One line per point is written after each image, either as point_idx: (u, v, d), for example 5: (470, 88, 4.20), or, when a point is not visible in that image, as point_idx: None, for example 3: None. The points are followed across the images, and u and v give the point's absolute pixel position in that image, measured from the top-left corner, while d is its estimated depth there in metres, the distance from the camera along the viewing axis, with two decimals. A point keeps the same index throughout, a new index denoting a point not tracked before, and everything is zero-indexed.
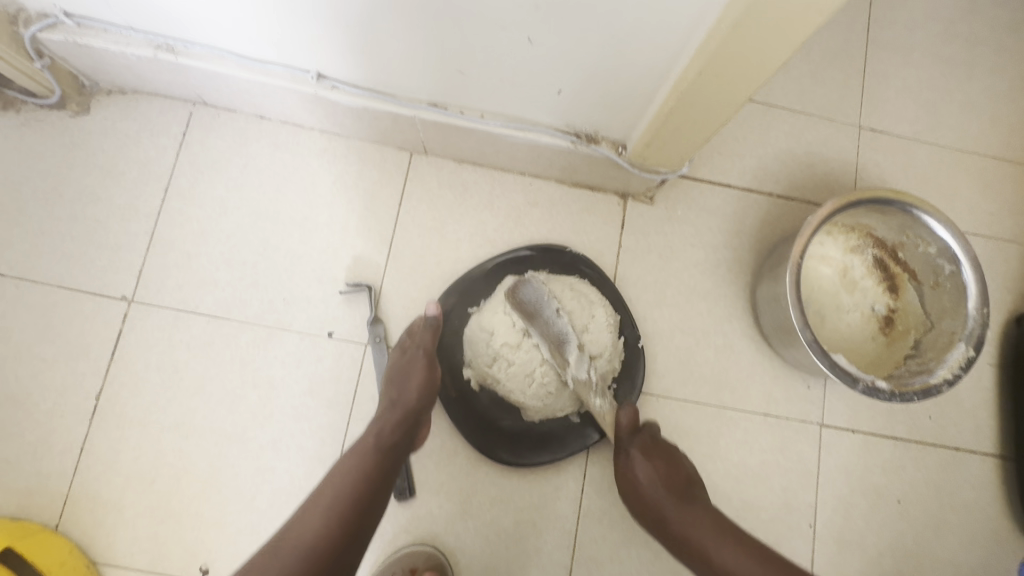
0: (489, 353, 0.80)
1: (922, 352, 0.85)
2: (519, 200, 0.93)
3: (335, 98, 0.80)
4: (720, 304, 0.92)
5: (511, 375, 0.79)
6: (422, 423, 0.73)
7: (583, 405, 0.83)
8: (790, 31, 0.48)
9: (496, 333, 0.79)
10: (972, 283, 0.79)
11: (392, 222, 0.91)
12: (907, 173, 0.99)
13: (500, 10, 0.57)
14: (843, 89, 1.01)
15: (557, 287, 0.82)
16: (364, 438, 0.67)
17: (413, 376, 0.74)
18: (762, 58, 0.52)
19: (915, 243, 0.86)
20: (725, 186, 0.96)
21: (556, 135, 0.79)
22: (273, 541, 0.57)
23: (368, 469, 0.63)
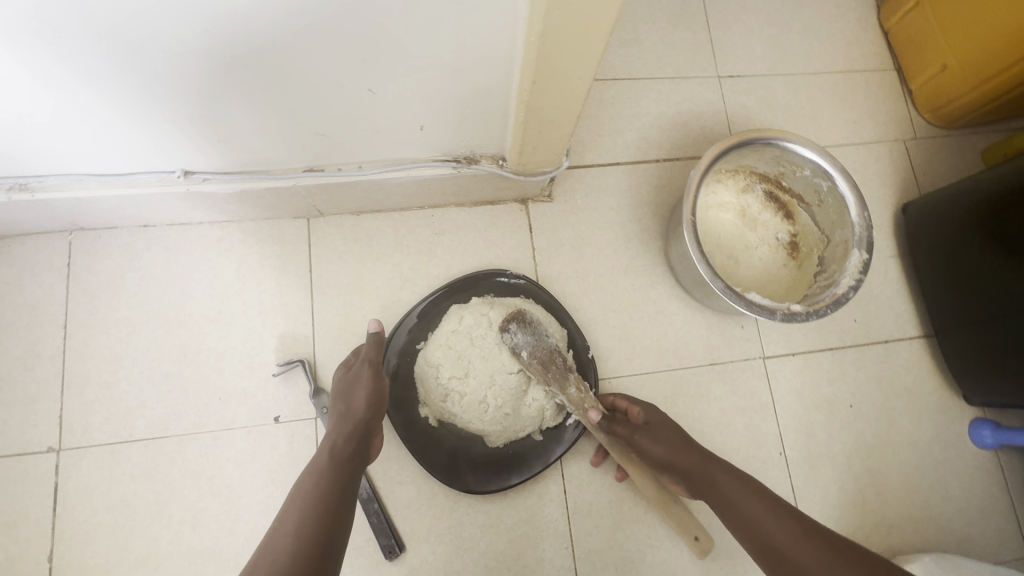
0: (439, 390, 0.82)
1: (827, 266, 0.91)
2: (426, 233, 0.94)
3: (210, 190, 0.78)
4: (641, 275, 0.96)
5: (466, 407, 0.81)
6: (377, 430, 0.73)
7: (545, 423, 0.84)
8: (590, 27, 0.51)
9: (442, 368, 0.81)
10: (849, 194, 0.85)
11: (308, 290, 0.90)
12: (772, 107, 1.06)
13: (332, 70, 0.58)
14: (694, 47, 1.07)
15: (498, 307, 0.85)
16: (320, 454, 0.68)
17: (360, 387, 0.74)
18: (587, 38, 0.53)
19: (790, 170, 0.92)
20: (614, 165, 1.00)
21: (438, 165, 0.80)
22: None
23: (329, 484, 0.65)
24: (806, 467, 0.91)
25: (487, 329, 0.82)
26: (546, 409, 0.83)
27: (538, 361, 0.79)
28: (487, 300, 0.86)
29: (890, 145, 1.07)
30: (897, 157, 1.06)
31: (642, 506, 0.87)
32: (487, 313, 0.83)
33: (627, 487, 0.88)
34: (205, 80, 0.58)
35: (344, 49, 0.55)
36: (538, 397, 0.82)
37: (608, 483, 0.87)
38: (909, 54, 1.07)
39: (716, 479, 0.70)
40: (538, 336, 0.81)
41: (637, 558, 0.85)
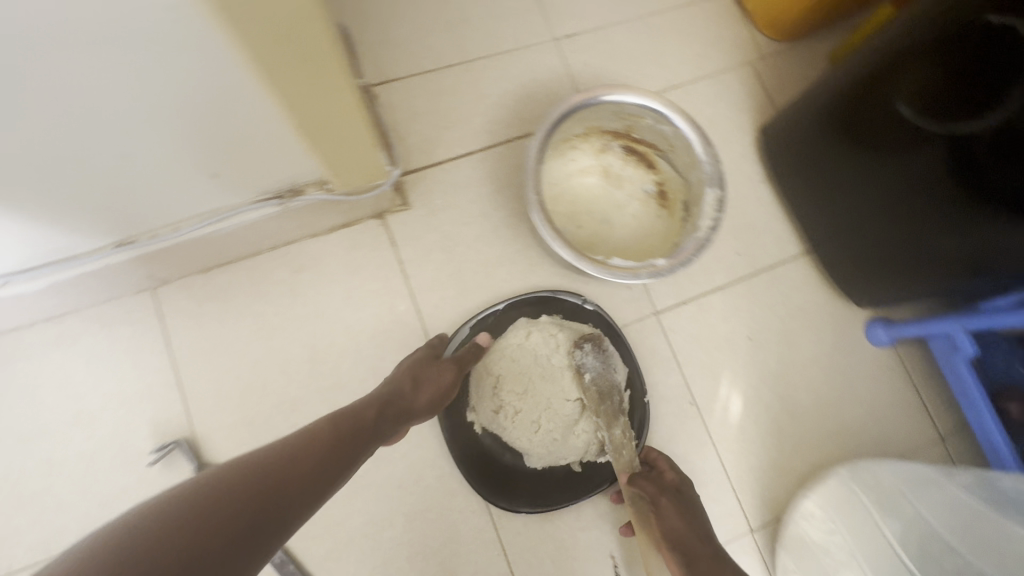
0: (495, 401, 0.83)
1: (691, 209, 0.89)
2: (284, 273, 0.88)
3: (16, 291, 0.72)
4: (518, 260, 0.93)
5: (516, 424, 0.82)
6: (397, 429, 0.67)
7: (586, 456, 0.84)
8: (308, 54, 0.46)
9: (503, 376, 0.83)
10: (692, 134, 0.84)
11: (171, 364, 0.85)
12: (615, 58, 1.03)
13: (60, 150, 0.52)
14: (523, 14, 1.03)
15: (557, 328, 0.85)
16: (365, 412, 0.63)
17: (429, 384, 0.73)
18: (318, 71, 0.49)
19: (637, 120, 0.88)
20: (467, 154, 0.96)
21: (258, 205, 0.75)
22: (203, 474, 0.48)
23: (335, 443, 0.57)
24: (718, 409, 0.91)
25: (551, 351, 0.84)
26: (591, 442, 0.83)
27: (597, 389, 0.80)
28: (556, 321, 0.87)
29: (739, 69, 1.05)
30: (749, 80, 1.05)
31: None
32: (555, 333, 0.85)
33: None
34: None
35: (65, 126, 0.49)
36: (586, 429, 0.82)
37: None
38: None
39: (709, 562, 0.65)
40: (607, 363, 0.82)
41: (570, 544, 0.85)
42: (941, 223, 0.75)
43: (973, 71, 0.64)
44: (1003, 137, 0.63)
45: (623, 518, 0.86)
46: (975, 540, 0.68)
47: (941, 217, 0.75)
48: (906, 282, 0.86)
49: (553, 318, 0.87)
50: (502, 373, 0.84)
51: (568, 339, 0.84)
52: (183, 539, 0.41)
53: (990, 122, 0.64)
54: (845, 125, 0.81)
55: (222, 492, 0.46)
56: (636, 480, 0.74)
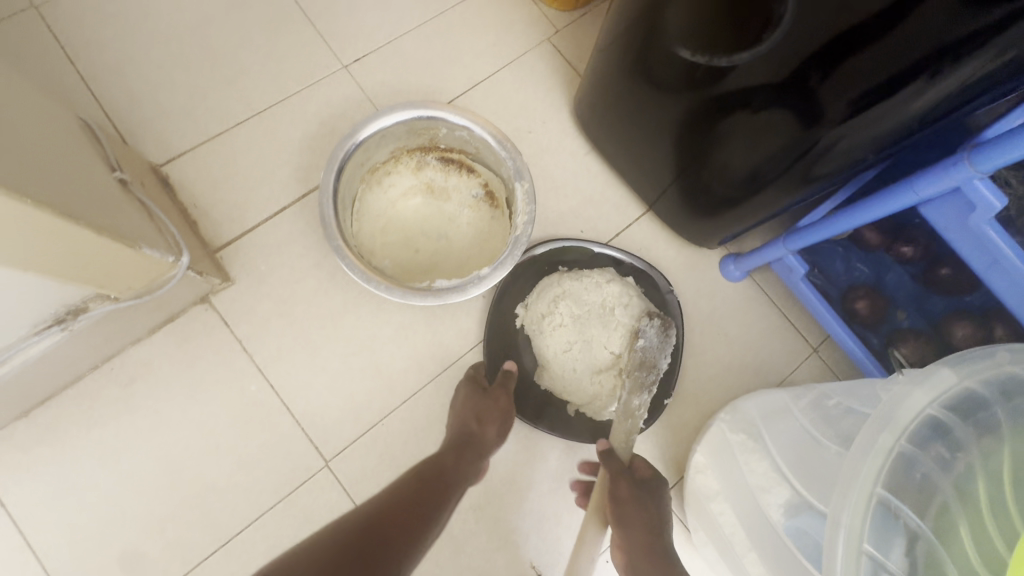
0: (550, 308, 0.85)
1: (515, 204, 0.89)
2: (115, 390, 0.82)
3: None
4: (363, 302, 0.89)
5: (552, 337, 0.84)
6: (479, 459, 0.74)
7: (586, 402, 0.85)
8: None
9: (564, 293, 0.85)
10: (485, 133, 0.84)
11: (13, 524, 0.77)
12: (411, 70, 1.00)
13: None
14: (304, 49, 0.98)
15: (634, 296, 0.85)
16: (442, 458, 0.71)
17: (491, 414, 0.79)
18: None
19: (433, 132, 0.89)
20: (280, 211, 0.91)
21: (39, 338, 0.68)
22: (320, 535, 0.54)
23: (426, 491, 0.65)
24: None
25: (618, 307, 0.84)
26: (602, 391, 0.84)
27: (642, 358, 0.78)
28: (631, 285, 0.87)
29: (538, 49, 1.04)
30: (549, 57, 1.04)
31: (471, 519, 0.84)
32: (629, 295, 0.85)
33: (448, 511, 0.84)
34: None
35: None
36: (607, 379, 0.83)
37: None
38: None
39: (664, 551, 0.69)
40: (664, 344, 0.80)
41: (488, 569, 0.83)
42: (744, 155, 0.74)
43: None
44: (772, 64, 0.60)
45: (534, 525, 0.85)
46: (804, 466, 0.63)
47: (747, 145, 0.72)
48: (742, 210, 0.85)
49: (631, 283, 0.88)
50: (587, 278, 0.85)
51: (640, 310, 0.84)
52: None
53: (760, 50, 0.59)
54: (640, 72, 0.78)
55: (320, 556, 0.50)
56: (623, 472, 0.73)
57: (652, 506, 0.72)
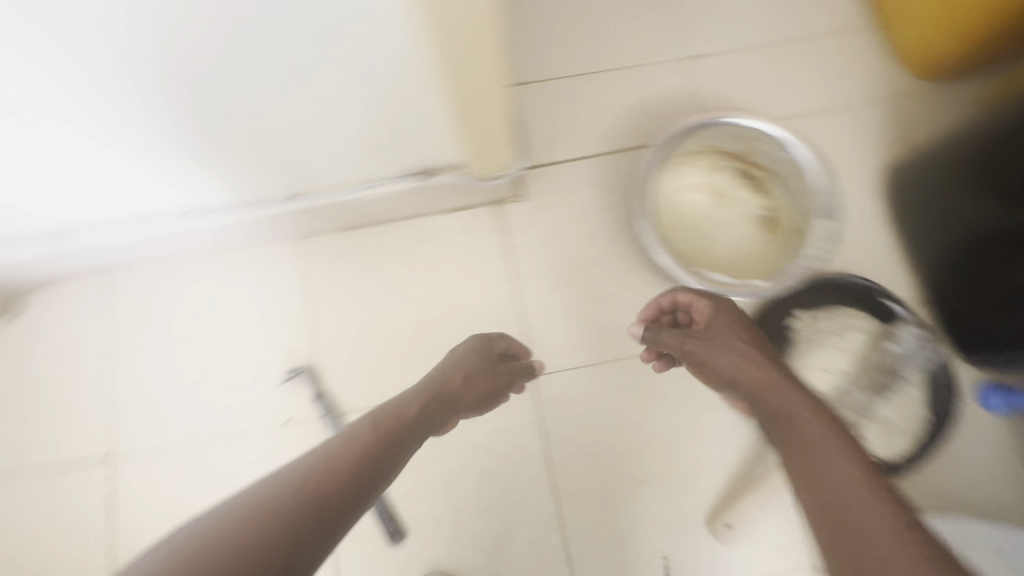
0: (839, 333, 0.89)
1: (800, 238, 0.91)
2: (408, 242, 1.01)
3: (211, 221, 0.90)
4: (617, 262, 0.98)
5: (825, 353, 0.88)
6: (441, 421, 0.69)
7: None
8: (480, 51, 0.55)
9: (859, 330, 0.88)
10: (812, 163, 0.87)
11: (307, 303, 1.00)
12: (742, 82, 1.05)
13: (273, 106, 0.65)
14: (657, 31, 1.08)
15: (918, 377, 0.86)
16: (417, 412, 0.65)
17: (461, 376, 0.72)
18: (476, 69, 0.58)
19: (754, 145, 0.93)
20: (583, 158, 1.02)
21: (402, 180, 0.87)
22: (260, 481, 0.53)
23: (381, 443, 0.60)
24: None
25: (901, 373, 0.86)
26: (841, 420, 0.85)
27: (880, 361, 0.87)
28: (923, 371, 0.86)
29: (874, 106, 1.03)
30: (881, 118, 1.02)
31: (628, 487, 0.91)
32: (915, 374, 0.86)
33: (612, 470, 0.91)
34: (167, 127, 0.67)
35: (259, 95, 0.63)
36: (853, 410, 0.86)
37: (593, 466, 0.91)
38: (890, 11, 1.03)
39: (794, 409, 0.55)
40: (915, 354, 0.86)
41: (625, 536, 0.89)
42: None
43: None
44: None
45: (680, 523, 0.89)
46: None
47: None
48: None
49: (923, 371, 0.86)
50: (908, 333, 0.86)
51: (916, 388, 0.86)
52: (257, 528, 0.48)
53: None
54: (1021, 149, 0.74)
55: (280, 507, 0.50)
56: (726, 309, 0.70)
57: (746, 333, 0.65)
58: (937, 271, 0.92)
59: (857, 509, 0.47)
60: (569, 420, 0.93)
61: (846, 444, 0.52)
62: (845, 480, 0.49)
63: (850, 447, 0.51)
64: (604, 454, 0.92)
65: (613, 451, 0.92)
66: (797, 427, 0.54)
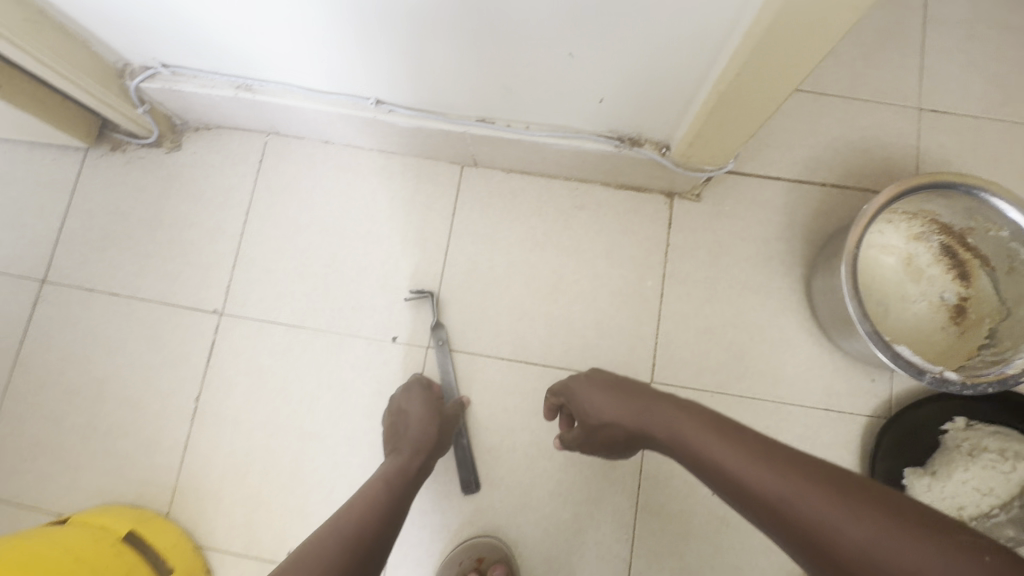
0: (1006, 456, 0.79)
1: (999, 342, 0.81)
2: (566, 204, 0.96)
3: (391, 121, 0.86)
4: (775, 297, 0.91)
5: (980, 471, 0.79)
6: (424, 467, 0.76)
7: None
8: (817, 30, 0.48)
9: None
10: None
11: (447, 231, 0.97)
12: (975, 152, 0.94)
13: (535, 22, 0.59)
14: (898, 70, 0.98)
15: None
16: (393, 460, 0.75)
17: (412, 418, 0.80)
18: (813, 43, 0.50)
19: (982, 227, 0.82)
20: (775, 178, 0.94)
21: (600, 140, 0.81)
22: (334, 519, 0.63)
23: (399, 486, 0.70)
24: None
25: None
26: None
27: None
28: None
29: None
30: None
31: (712, 526, 0.86)
32: None
33: (701, 503, 0.86)
34: (416, 9, 0.62)
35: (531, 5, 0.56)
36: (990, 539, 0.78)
37: (683, 492, 0.86)
38: None
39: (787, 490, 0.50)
40: None
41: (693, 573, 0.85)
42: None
43: None
44: None
45: None
46: None
47: None
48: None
49: None
50: None
51: None
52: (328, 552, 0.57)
53: None
54: None
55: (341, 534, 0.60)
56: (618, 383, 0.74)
57: (638, 401, 0.69)
58: None
59: (830, 524, 0.46)
60: None
61: (784, 462, 0.52)
62: (825, 518, 0.46)
63: (775, 469, 0.52)
64: (698, 485, 0.87)
65: (709, 486, 0.87)
66: (706, 462, 0.58)
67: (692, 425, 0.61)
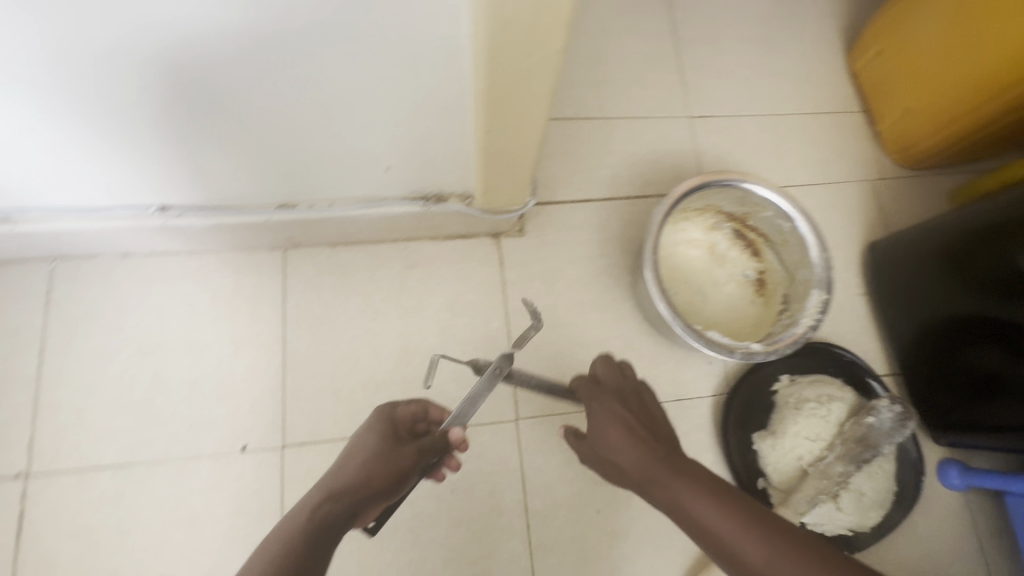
0: (821, 401, 0.90)
1: (791, 305, 0.93)
2: (399, 265, 0.96)
3: (184, 224, 0.81)
4: (611, 308, 0.97)
5: (805, 420, 0.89)
6: (355, 512, 0.64)
7: (786, 481, 0.88)
8: (529, 90, 0.52)
9: (838, 400, 0.90)
10: (810, 235, 0.89)
11: (282, 320, 0.92)
12: (742, 146, 1.09)
13: (284, 112, 0.59)
14: (666, 88, 1.11)
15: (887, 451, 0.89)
16: (311, 501, 0.63)
17: (357, 456, 0.67)
18: (534, 101, 0.54)
19: (755, 210, 0.95)
20: (586, 201, 1.02)
21: (406, 203, 0.83)
22: None
23: (308, 546, 0.58)
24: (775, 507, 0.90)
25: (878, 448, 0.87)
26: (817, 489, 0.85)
27: (862, 435, 0.86)
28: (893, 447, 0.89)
29: (859, 184, 1.09)
30: (866, 196, 1.08)
31: (604, 543, 0.88)
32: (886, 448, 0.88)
33: (589, 523, 0.88)
34: (159, 116, 0.59)
35: (276, 96, 0.57)
36: (828, 482, 0.85)
37: (570, 518, 0.88)
38: (876, 99, 1.10)
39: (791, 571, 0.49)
40: (895, 431, 0.85)
41: None
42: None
43: None
44: None
45: None
46: None
47: None
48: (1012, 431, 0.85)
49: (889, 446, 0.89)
50: (888, 408, 0.85)
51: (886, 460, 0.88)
52: None
53: None
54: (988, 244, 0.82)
55: None
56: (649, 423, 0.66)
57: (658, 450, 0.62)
58: (905, 350, 0.97)
59: None
60: (552, 468, 0.89)
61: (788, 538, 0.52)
62: None
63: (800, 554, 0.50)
64: (582, 507, 0.88)
65: (592, 504, 0.89)
66: (712, 534, 0.54)
67: (714, 497, 0.56)
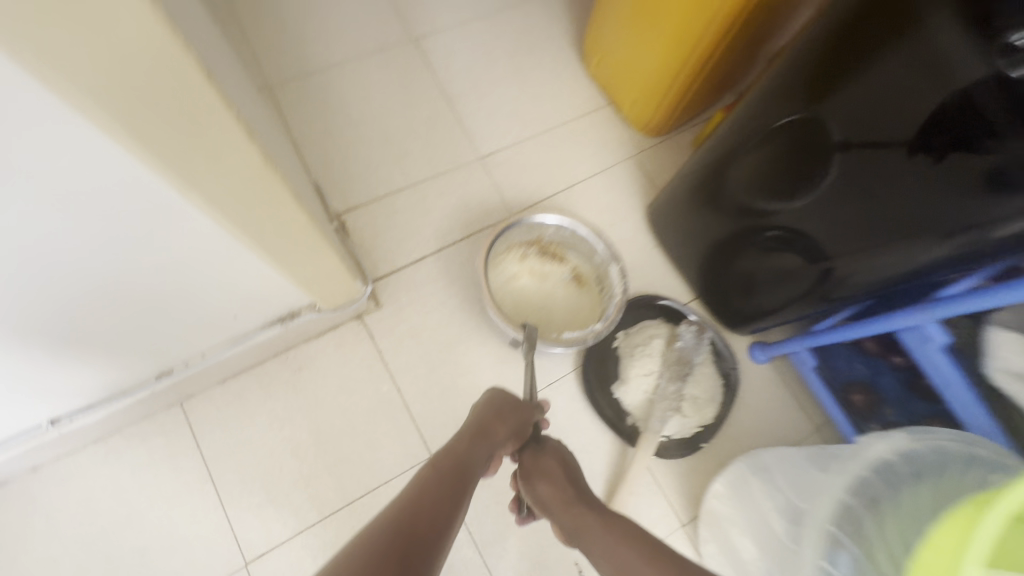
0: (646, 341, 1.16)
1: (603, 278, 1.19)
2: (287, 374, 1.10)
3: (80, 424, 0.94)
4: (473, 335, 1.18)
5: (641, 359, 1.14)
6: (480, 461, 0.77)
7: (645, 410, 1.13)
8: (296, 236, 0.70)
9: (657, 335, 1.16)
10: (585, 228, 1.15)
11: (202, 462, 1.04)
12: (528, 165, 1.32)
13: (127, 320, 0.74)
14: (453, 141, 1.32)
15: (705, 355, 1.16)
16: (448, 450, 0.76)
17: (509, 412, 0.84)
18: (306, 238, 0.72)
19: (542, 232, 1.20)
20: (422, 258, 1.21)
21: (266, 329, 0.99)
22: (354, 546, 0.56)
23: (445, 489, 0.68)
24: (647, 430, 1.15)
25: (695, 360, 1.15)
26: (667, 405, 1.11)
27: (679, 354, 1.15)
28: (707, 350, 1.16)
29: (626, 161, 1.36)
30: (633, 169, 1.35)
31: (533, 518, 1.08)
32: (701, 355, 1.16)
33: None
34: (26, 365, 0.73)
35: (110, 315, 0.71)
36: (672, 397, 1.11)
37: (501, 511, 1.08)
38: (613, 91, 1.37)
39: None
40: (697, 343, 1.16)
41: (542, 558, 1.07)
42: (831, 248, 0.87)
43: (807, 143, 0.81)
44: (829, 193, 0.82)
45: None
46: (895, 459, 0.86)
47: (788, 259, 0.97)
48: (801, 300, 1.02)
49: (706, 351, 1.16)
50: (686, 331, 1.16)
51: (705, 364, 1.16)
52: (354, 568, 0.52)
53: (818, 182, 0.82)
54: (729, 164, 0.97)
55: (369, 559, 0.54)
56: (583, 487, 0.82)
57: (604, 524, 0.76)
58: (713, 267, 1.18)
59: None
60: None
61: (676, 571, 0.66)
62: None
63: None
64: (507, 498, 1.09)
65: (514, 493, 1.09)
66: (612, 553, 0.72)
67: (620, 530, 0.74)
